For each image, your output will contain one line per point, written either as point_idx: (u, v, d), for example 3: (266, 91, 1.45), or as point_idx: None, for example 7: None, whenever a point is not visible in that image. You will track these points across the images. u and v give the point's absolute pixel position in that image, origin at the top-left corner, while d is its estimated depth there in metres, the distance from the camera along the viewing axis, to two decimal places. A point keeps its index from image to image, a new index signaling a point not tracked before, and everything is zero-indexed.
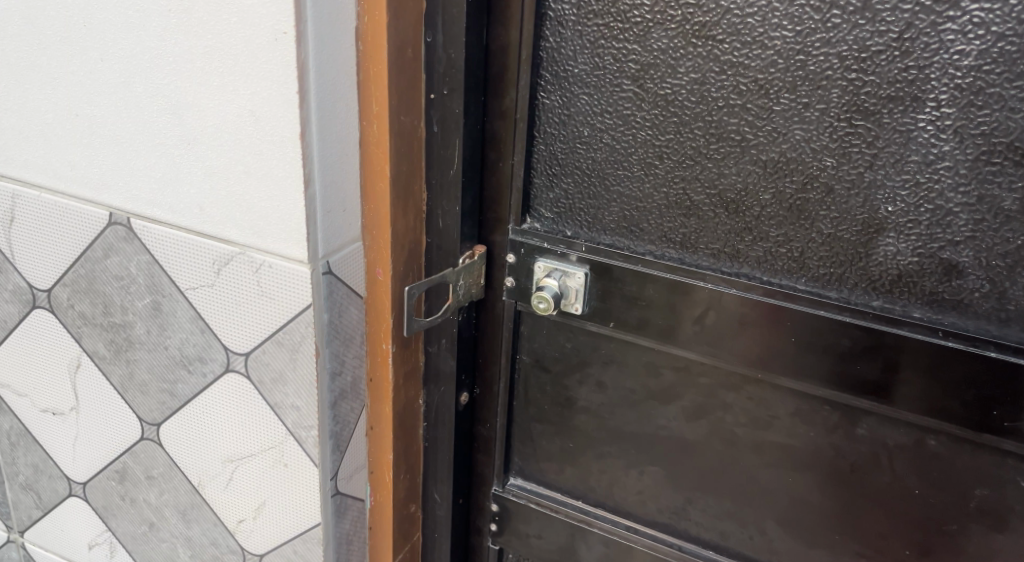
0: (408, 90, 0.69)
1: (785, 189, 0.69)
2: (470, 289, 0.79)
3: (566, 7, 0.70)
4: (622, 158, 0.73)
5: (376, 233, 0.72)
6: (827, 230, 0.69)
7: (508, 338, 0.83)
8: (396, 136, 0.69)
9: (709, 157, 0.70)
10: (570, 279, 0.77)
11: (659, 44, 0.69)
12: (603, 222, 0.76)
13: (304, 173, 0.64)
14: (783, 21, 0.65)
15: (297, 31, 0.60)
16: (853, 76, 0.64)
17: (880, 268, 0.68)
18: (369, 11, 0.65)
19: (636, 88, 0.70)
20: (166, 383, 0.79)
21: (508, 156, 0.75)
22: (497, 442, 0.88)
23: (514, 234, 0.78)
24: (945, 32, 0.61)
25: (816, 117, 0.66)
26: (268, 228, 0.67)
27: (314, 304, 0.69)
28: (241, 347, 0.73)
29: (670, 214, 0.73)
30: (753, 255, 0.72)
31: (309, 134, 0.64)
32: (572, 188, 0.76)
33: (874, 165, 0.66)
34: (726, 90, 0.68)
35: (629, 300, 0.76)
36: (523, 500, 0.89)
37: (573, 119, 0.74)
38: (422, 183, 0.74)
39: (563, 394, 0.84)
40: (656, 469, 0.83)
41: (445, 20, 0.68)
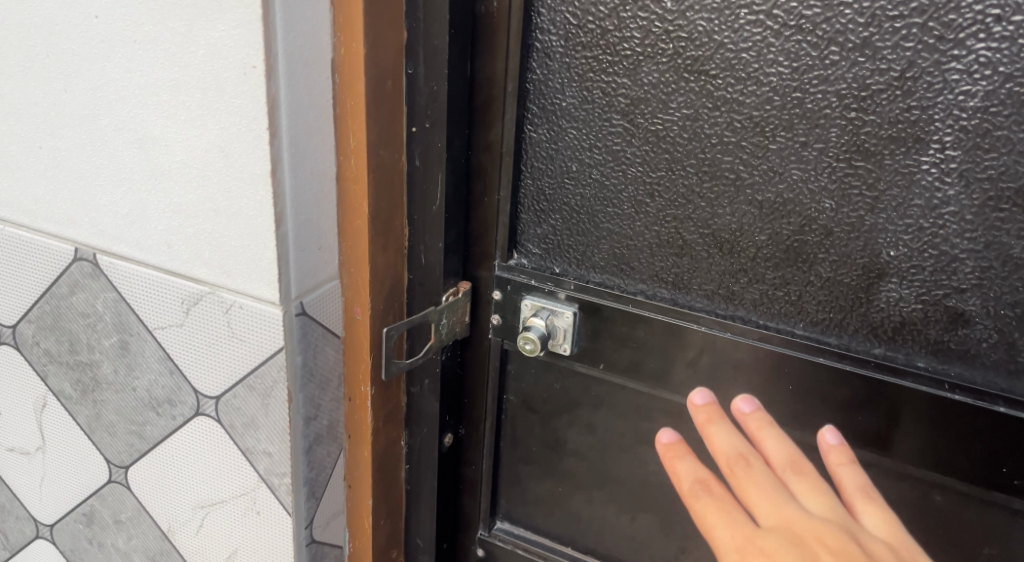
0: (386, 123, 0.66)
1: (782, 230, 0.66)
2: (454, 327, 0.76)
3: (554, 38, 0.68)
4: (611, 196, 0.70)
5: (354, 272, 0.69)
6: (825, 273, 0.66)
7: (494, 378, 0.80)
8: (375, 171, 0.66)
9: (702, 196, 0.67)
10: (558, 319, 0.73)
11: (650, 78, 0.66)
12: (592, 260, 0.73)
13: (275, 212, 0.60)
14: (779, 56, 0.62)
15: (267, 65, 0.56)
16: (853, 115, 0.61)
17: (881, 315, 0.65)
18: (347, 44, 0.62)
19: (626, 123, 0.68)
20: (134, 425, 0.75)
21: (494, 191, 0.72)
22: (483, 485, 0.85)
23: (500, 270, 0.75)
24: (950, 72, 0.59)
25: (814, 157, 0.63)
26: (239, 267, 0.63)
27: (287, 347, 0.65)
28: (211, 390, 0.70)
29: (661, 254, 0.70)
30: (748, 298, 0.69)
31: (280, 172, 0.60)
32: (560, 225, 0.73)
33: (876, 208, 0.63)
34: (720, 127, 0.65)
35: (619, 341, 0.72)
36: (508, 545, 0.86)
37: (560, 154, 0.71)
38: (404, 218, 0.70)
39: (552, 437, 0.81)
40: (649, 517, 0.80)
41: (427, 51, 0.65)
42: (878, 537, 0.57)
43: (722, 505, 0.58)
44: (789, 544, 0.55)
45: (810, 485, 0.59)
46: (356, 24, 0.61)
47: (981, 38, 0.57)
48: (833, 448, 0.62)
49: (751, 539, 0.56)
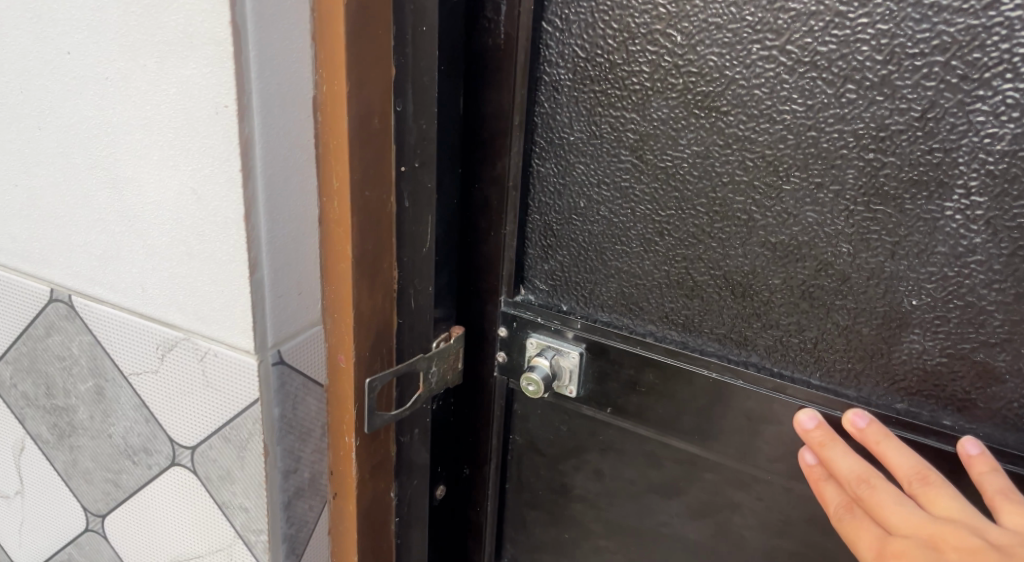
0: (373, 163, 0.61)
1: (796, 274, 0.62)
2: (445, 376, 0.73)
3: (562, 71, 0.65)
4: (619, 233, 0.67)
5: (338, 317, 0.65)
6: (844, 322, 0.62)
7: (500, 417, 0.77)
8: (361, 214, 0.62)
9: (713, 237, 0.64)
10: (563, 359, 0.70)
11: (659, 114, 0.63)
12: (600, 299, 0.70)
13: (249, 256, 0.57)
14: (792, 94, 0.59)
15: (240, 104, 0.53)
16: (870, 156, 0.58)
17: (902, 368, 0.61)
18: (328, 81, 0.59)
19: (634, 159, 0.65)
20: (111, 473, 0.72)
21: (500, 226, 0.70)
22: (489, 526, 0.82)
23: (506, 305, 0.72)
24: (975, 113, 0.55)
25: (829, 200, 0.60)
26: (213, 313, 0.60)
27: (262, 398, 0.62)
28: (187, 440, 0.66)
29: (670, 294, 0.67)
30: (762, 344, 0.65)
31: (255, 214, 0.56)
32: (568, 260, 0.70)
33: (896, 254, 0.59)
34: (732, 165, 0.62)
35: (628, 386, 0.69)
36: None
37: (569, 189, 0.68)
38: (393, 262, 0.66)
39: (558, 481, 0.78)
40: None
41: (416, 88, 0.62)
42: (1013, 532, 0.54)
43: (857, 524, 0.59)
44: (920, 553, 0.55)
45: (943, 496, 0.56)
46: (340, 60, 0.57)
47: (1009, 78, 0.53)
48: (973, 457, 0.57)
49: (885, 552, 0.57)
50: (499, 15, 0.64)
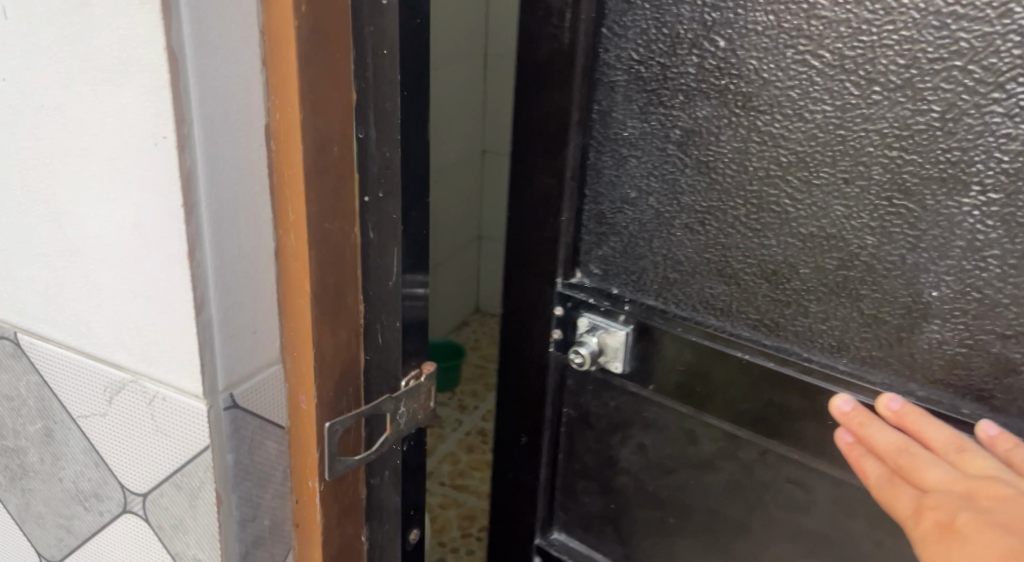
0: (331, 195, 0.58)
1: (825, 264, 0.68)
2: (415, 417, 0.68)
3: (619, 73, 0.72)
4: (665, 222, 0.74)
5: (297, 354, 0.61)
6: (868, 309, 0.67)
7: (552, 388, 0.86)
8: (320, 248, 0.59)
9: (752, 228, 0.70)
10: (610, 336, 0.78)
11: (703, 113, 0.69)
12: (644, 283, 0.77)
13: (195, 296, 0.53)
14: (822, 94, 0.64)
15: (179, 135, 0.49)
16: (894, 154, 0.63)
17: (925, 355, 0.66)
18: (281, 108, 0.55)
19: (680, 153, 0.71)
20: (63, 518, 0.68)
21: (559, 213, 0.78)
22: (541, 491, 0.92)
23: (562, 286, 0.81)
24: (991, 114, 0.59)
25: (855, 194, 0.65)
26: (160, 355, 0.56)
27: (213, 445, 0.58)
28: (138, 487, 0.62)
29: (710, 281, 0.74)
30: (793, 330, 0.71)
31: (201, 252, 0.53)
32: (618, 247, 0.77)
33: (917, 247, 0.64)
34: (767, 161, 0.68)
35: (669, 367, 0.77)
36: (563, 555, 0.93)
37: (621, 180, 0.75)
38: (357, 293, 0.63)
39: (606, 453, 0.87)
40: (691, 542, 0.86)
41: (378, 114, 0.58)
42: None
43: (897, 489, 0.63)
44: (957, 502, 0.59)
45: (976, 458, 0.61)
46: (291, 86, 0.54)
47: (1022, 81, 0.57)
48: (997, 436, 0.62)
49: (923, 507, 0.60)
50: (564, 19, 0.72)
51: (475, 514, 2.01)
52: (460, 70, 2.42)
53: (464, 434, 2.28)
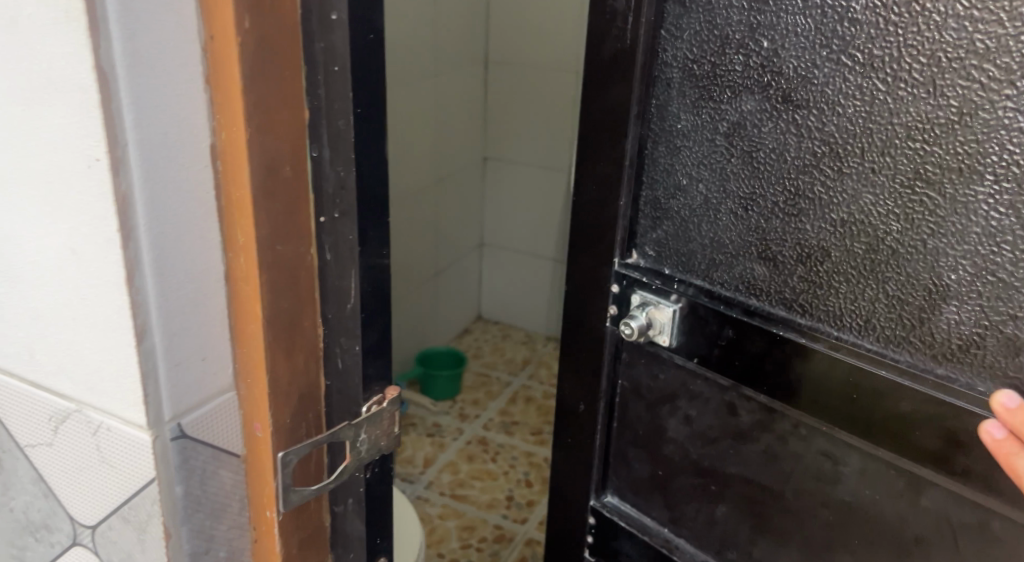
0: (282, 215, 0.56)
1: (855, 248, 0.75)
2: (377, 443, 0.66)
3: (675, 72, 0.82)
4: (713, 208, 0.83)
5: (252, 381, 0.59)
6: (891, 290, 0.73)
7: (609, 362, 0.98)
8: (272, 269, 0.56)
9: (791, 214, 0.78)
10: (658, 313, 0.88)
11: (748, 107, 0.78)
12: (693, 266, 0.86)
13: (135, 323, 0.52)
14: (854, 91, 0.72)
15: (113, 157, 0.48)
16: (917, 146, 0.69)
17: (942, 335, 0.71)
18: (226, 127, 0.52)
19: (727, 144, 0.80)
20: (14, 550, 0.66)
21: (618, 201, 0.89)
22: (596, 455, 1.03)
23: (618, 266, 0.92)
24: (1004, 109, 0.64)
25: (883, 182, 0.72)
26: (103, 385, 0.54)
27: (159, 477, 0.56)
28: (87, 519, 0.60)
29: (751, 261, 0.82)
30: (824, 309, 0.78)
31: (141, 276, 0.51)
32: (670, 231, 0.87)
33: (936, 234, 0.70)
34: (804, 154, 0.76)
35: (713, 337, 0.85)
36: (614, 516, 1.04)
37: (674, 169, 0.85)
38: (315, 317, 0.61)
39: (656, 424, 0.96)
40: (727, 507, 0.93)
41: (331, 133, 0.56)
42: None
43: None
44: None
45: None
46: (235, 103, 0.52)
47: None
48: None
49: None
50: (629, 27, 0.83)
51: (475, 524, 1.99)
52: (463, 76, 2.41)
53: (466, 443, 2.26)
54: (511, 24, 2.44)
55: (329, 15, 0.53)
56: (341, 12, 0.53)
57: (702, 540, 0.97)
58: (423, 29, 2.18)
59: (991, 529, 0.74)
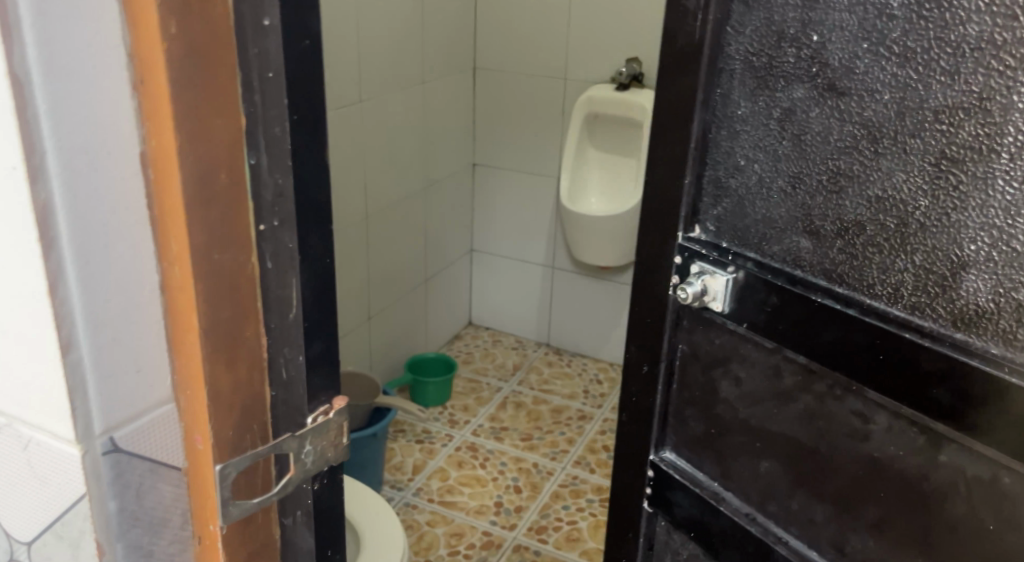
0: (219, 223, 0.54)
1: (888, 223, 0.76)
2: (324, 453, 0.64)
3: (736, 62, 0.84)
4: (765, 186, 0.85)
5: (191, 393, 0.57)
6: (917, 263, 0.74)
7: (667, 327, 0.99)
8: (209, 279, 0.55)
9: (832, 194, 0.79)
10: (713, 281, 0.90)
11: (798, 94, 0.80)
12: (747, 240, 0.88)
13: (59, 334, 0.51)
14: (888, 78, 0.73)
15: (31, 166, 0.48)
16: (945, 126, 0.70)
17: (962, 302, 0.72)
18: (155, 134, 0.51)
19: (779, 127, 0.82)
20: None
21: (682, 178, 0.92)
22: (655, 413, 1.04)
23: (681, 239, 0.94)
24: (1016, 93, 0.65)
25: (913, 162, 0.73)
26: (31, 398, 0.54)
27: (90, 493, 0.55)
28: (23, 536, 0.60)
29: (796, 236, 0.83)
30: (858, 279, 0.79)
31: (66, 286, 0.51)
32: (728, 209, 0.89)
33: (960, 208, 0.70)
34: (844, 137, 0.77)
35: (760, 306, 0.86)
36: (672, 470, 1.04)
37: (733, 151, 0.87)
38: (258, 326, 0.59)
39: (710, 384, 0.97)
40: (772, 463, 0.93)
41: (269, 140, 0.55)
42: None
43: None
44: None
45: None
46: (164, 109, 0.50)
47: None
48: None
49: None
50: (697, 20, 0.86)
51: (464, 530, 1.97)
52: (455, 81, 2.42)
53: (452, 451, 2.24)
54: (499, 29, 2.43)
55: (262, 21, 0.52)
56: (273, 17, 0.52)
57: (749, 493, 0.96)
58: (412, 35, 2.18)
59: (1001, 485, 0.72)
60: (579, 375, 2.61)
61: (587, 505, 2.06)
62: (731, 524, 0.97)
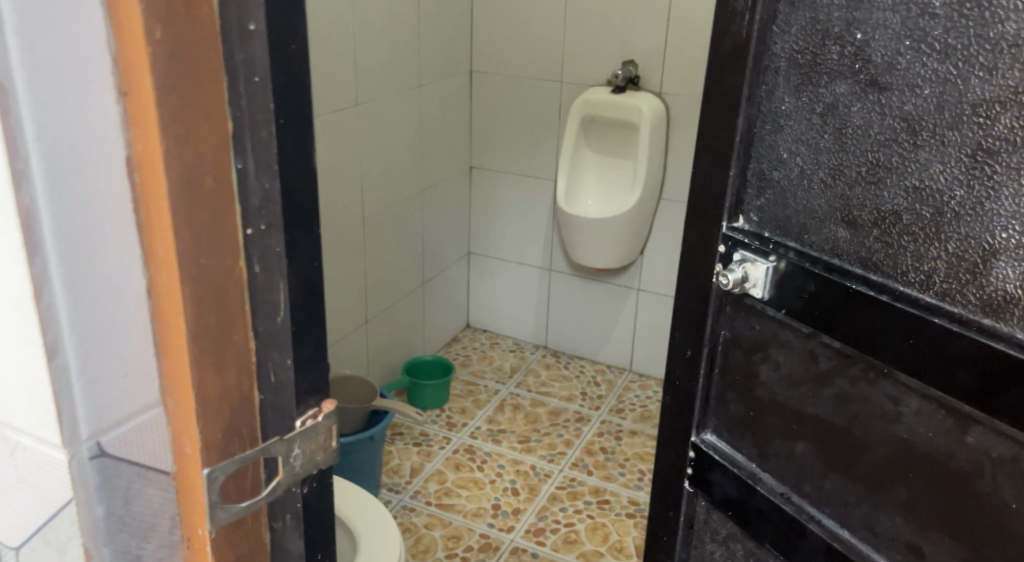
0: (205, 226, 0.54)
1: (923, 213, 0.77)
2: (313, 459, 0.64)
3: (782, 60, 0.87)
4: (808, 177, 0.87)
5: (179, 397, 0.57)
6: (951, 251, 0.76)
7: (709, 312, 1.02)
8: (195, 283, 0.55)
9: (870, 184, 0.81)
10: (753, 269, 0.93)
11: (842, 89, 0.82)
12: (788, 230, 0.90)
13: (45, 339, 0.51)
14: (926, 73, 0.74)
15: (15, 172, 0.48)
16: (979, 120, 0.72)
17: (991, 289, 0.73)
18: (141, 138, 0.51)
19: (823, 121, 0.84)
20: None
21: (727, 170, 0.95)
22: (697, 396, 1.07)
23: (727, 228, 0.97)
24: None
25: (948, 154, 0.74)
26: (18, 402, 0.54)
27: (77, 497, 0.56)
28: (11, 541, 0.60)
29: (835, 226, 0.85)
30: (893, 267, 0.80)
31: (52, 291, 0.51)
32: (773, 200, 0.92)
33: (993, 197, 0.72)
34: (883, 130, 0.79)
35: (797, 293, 0.89)
36: (713, 451, 1.07)
37: (778, 144, 0.89)
38: (246, 330, 0.59)
39: (751, 368, 1.00)
40: (806, 444, 0.95)
41: (255, 144, 0.54)
42: None
43: None
44: None
45: None
46: (149, 114, 0.50)
47: None
48: None
49: None
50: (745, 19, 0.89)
51: (461, 533, 1.97)
52: (452, 84, 2.43)
53: (450, 454, 2.24)
54: (497, 33, 2.43)
55: (247, 25, 0.52)
56: (258, 22, 0.52)
57: (784, 474, 0.99)
58: (410, 39, 2.18)
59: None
60: (577, 377, 2.61)
61: (585, 507, 2.06)
62: (767, 503, 0.99)
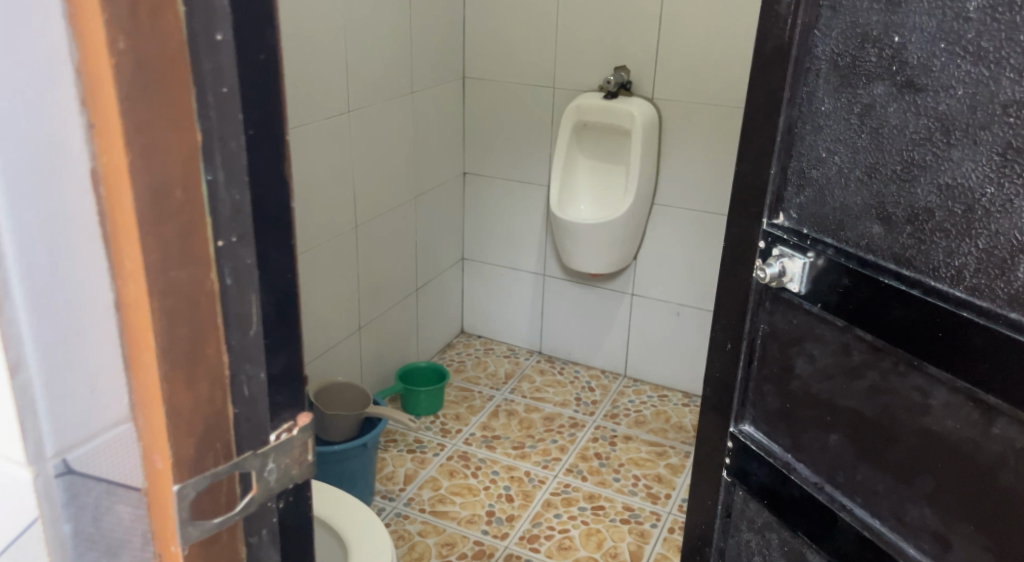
0: (176, 238, 0.53)
1: (956, 210, 0.82)
2: (287, 471, 0.64)
3: (822, 63, 0.92)
4: (845, 176, 0.92)
5: (149, 413, 0.56)
6: (982, 247, 0.80)
7: (751, 304, 1.07)
8: (165, 296, 0.54)
9: (905, 182, 0.86)
10: (791, 263, 0.98)
11: (879, 90, 0.87)
12: (824, 226, 0.95)
13: (8, 356, 0.51)
14: (961, 76, 0.79)
15: None
16: (1012, 120, 0.76)
17: (1018, 283, 0.77)
18: (106, 150, 0.50)
19: (860, 121, 0.89)
20: None
21: (768, 169, 1.01)
22: (737, 388, 1.13)
23: (767, 224, 1.02)
24: None
25: (980, 153, 0.79)
26: None
27: (43, 515, 0.55)
28: None
29: (871, 222, 0.90)
30: (925, 262, 0.85)
31: (15, 306, 0.50)
32: (811, 198, 0.97)
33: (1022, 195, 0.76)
34: (919, 130, 0.84)
35: (831, 288, 0.94)
36: (749, 441, 1.12)
37: (817, 144, 0.95)
38: (220, 343, 0.57)
39: (787, 362, 1.04)
40: (837, 435, 0.99)
41: (225, 157, 0.54)
42: None
43: None
44: None
45: None
46: (114, 126, 0.49)
47: None
48: None
49: None
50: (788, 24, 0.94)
51: (455, 540, 1.96)
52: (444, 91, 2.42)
53: (444, 460, 2.23)
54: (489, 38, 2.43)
55: (215, 35, 0.51)
56: (226, 33, 0.52)
57: (818, 464, 1.03)
58: (402, 46, 2.18)
59: None
60: (570, 383, 2.60)
61: (579, 513, 2.05)
62: (801, 491, 1.04)
